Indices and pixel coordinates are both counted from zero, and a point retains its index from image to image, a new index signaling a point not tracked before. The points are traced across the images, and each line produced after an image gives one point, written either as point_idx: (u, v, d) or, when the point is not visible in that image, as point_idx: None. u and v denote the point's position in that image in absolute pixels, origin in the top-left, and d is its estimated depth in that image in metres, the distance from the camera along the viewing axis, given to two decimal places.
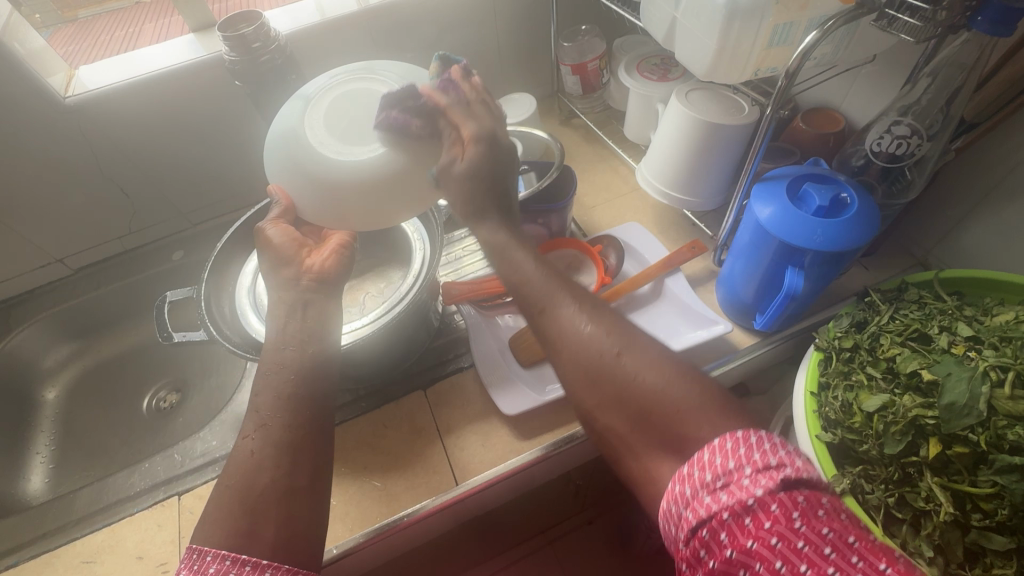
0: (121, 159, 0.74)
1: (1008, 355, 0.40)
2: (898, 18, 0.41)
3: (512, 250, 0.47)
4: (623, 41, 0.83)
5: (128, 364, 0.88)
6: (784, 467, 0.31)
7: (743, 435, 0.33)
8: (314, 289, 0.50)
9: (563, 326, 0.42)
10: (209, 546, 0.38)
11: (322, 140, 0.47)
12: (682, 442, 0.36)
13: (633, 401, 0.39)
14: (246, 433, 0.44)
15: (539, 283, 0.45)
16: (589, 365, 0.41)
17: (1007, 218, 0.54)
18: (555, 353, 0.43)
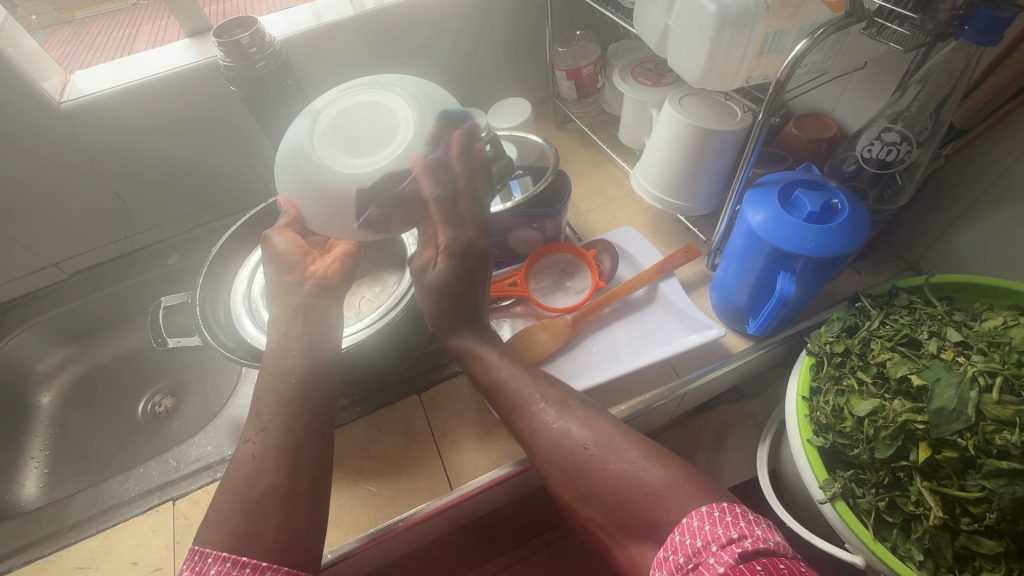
0: (117, 164, 0.74)
1: (996, 360, 0.41)
2: (887, 26, 0.43)
3: (482, 352, 0.51)
4: (618, 46, 0.83)
5: (123, 368, 0.88)
6: (744, 538, 0.34)
7: (708, 510, 0.37)
8: (316, 295, 0.51)
9: (535, 425, 0.46)
10: (210, 547, 0.38)
11: (331, 149, 0.46)
12: (655, 527, 0.39)
13: (606, 496, 0.41)
14: (247, 437, 0.43)
15: (509, 383, 0.48)
16: (562, 462, 0.43)
17: (997, 224, 0.55)
18: (532, 449, 0.46)
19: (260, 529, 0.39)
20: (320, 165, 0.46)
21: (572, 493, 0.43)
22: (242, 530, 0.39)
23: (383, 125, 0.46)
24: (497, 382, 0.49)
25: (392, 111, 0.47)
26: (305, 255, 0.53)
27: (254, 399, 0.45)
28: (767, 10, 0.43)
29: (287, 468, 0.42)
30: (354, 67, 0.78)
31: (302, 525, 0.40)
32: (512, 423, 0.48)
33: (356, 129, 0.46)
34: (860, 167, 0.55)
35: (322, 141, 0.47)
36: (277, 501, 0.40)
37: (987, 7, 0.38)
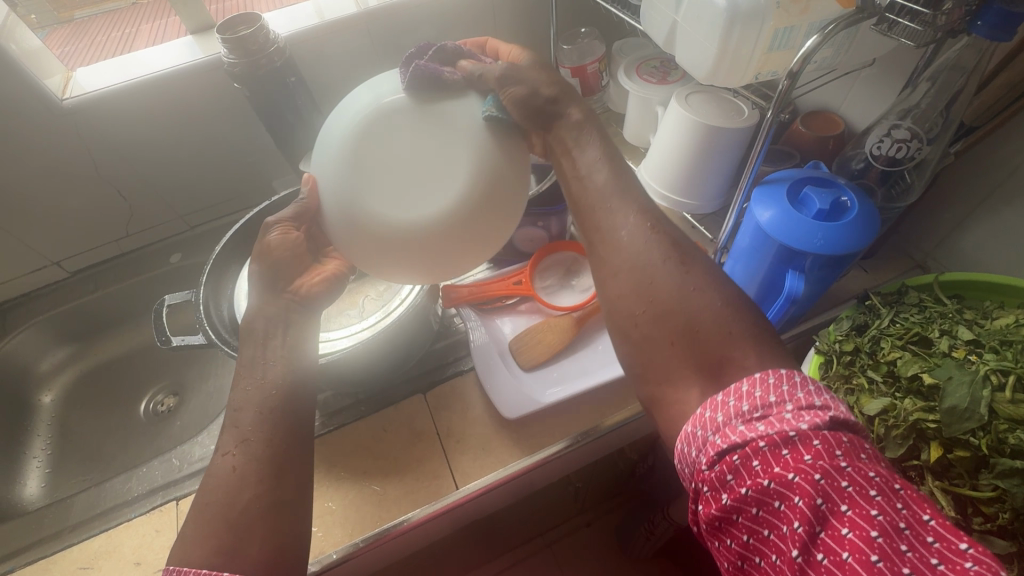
0: (120, 162, 0.74)
1: (1008, 359, 0.40)
2: (898, 22, 0.41)
3: (579, 156, 0.47)
4: (623, 44, 0.83)
5: (125, 367, 0.88)
6: (829, 409, 0.31)
7: (787, 372, 0.33)
8: (298, 308, 0.48)
9: (618, 239, 0.42)
10: (187, 567, 0.35)
11: (393, 196, 0.44)
12: (721, 367, 0.36)
13: (677, 316, 0.38)
14: (225, 451, 0.40)
15: (602, 190, 0.44)
16: (646, 269, 0.40)
17: (1006, 221, 0.55)
18: (604, 256, 0.43)
19: (243, 549, 0.36)
20: (395, 221, 0.44)
21: (636, 309, 0.40)
22: (228, 546, 0.36)
23: (412, 137, 0.45)
24: (591, 181, 0.45)
25: (407, 118, 0.45)
26: (303, 262, 0.50)
27: (233, 408, 0.42)
28: (777, 5, 0.42)
29: (270, 479, 0.39)
30: (357, 64, 0.78)
31: (289, 545, 0.38)
32: (592, 220, 0.44)
33: (394, 159, 0.44)
34: (868, 164, 0.55)
35: (380, 194, 0.44)
36: (260, 515, 0.38)
37: (1001, 3, 0.38)
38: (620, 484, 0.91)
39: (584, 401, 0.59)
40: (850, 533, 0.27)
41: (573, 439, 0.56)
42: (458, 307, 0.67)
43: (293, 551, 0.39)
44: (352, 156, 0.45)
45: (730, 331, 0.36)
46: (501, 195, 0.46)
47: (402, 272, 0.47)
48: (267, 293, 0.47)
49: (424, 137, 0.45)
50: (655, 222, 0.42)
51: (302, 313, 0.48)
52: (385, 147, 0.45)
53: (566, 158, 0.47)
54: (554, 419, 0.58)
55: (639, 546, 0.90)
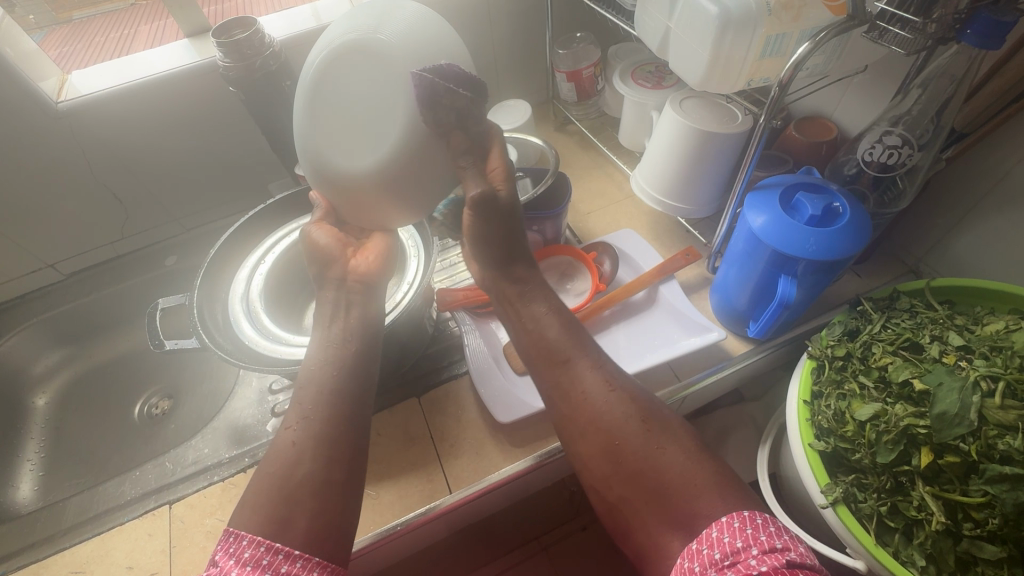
0: (116, 164, 0.74)
1: (998, 365, 0.41)
2: (888, 30, 0.42)
3: (533, 302, 0.47)
4: (618, 48, 0.83)
5: (120, 369, 0.88)
6: (788, 550, 0.32)
7: (749, 514, 0.34)
8: (357, 289, 0.51)
9: (580, 386, 0.42)
10: (243, 531, 0.38)
11: (327, 139, 0.44)
12: (694, 521, 0.36)
13: (651, 478, 0.38)
14: (288, 423, 0.43)
15: (559, 339, 0.45)
16: (611, 432, 0.40)
17: (998, 227, 0.55)
18: (572, 410, 0.42)
19: (293, 518, 0.38)
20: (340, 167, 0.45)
21: (607, 470, 0.40)
22: (275, 518, 0.38)
23: (371, 91, 0.42)
24: (545, 336, 0.45)
25: (372, 70, 0.42)
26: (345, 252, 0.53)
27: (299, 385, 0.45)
28: (769, 12, 0.43)
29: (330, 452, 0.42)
30: None
31: (335, 521, 0.39)
32: (551, 374, 0.44)
33: (342, 105, 0.43)
34: (861, 170, 0.55)
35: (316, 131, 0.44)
36: (313, 492, 0.39)
37: (989, 12, 0.38)
38: None
39: None
40: None
41: (566, 443, 0.56)
42: (452, 311, 0.67)
43: (338, 529, 0.39)
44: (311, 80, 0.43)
45: (700, 484, 0.37)
46: (422, 178, 0.46)
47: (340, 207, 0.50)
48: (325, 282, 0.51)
49: (377, 101, 0.42)
50: (612, 377, 0.43)
51: (359, 296, 0.51)
52: (339, 90, 0.43)
53: (513, 308, 0.48)
54: (547, 423, 0.58)
55: None
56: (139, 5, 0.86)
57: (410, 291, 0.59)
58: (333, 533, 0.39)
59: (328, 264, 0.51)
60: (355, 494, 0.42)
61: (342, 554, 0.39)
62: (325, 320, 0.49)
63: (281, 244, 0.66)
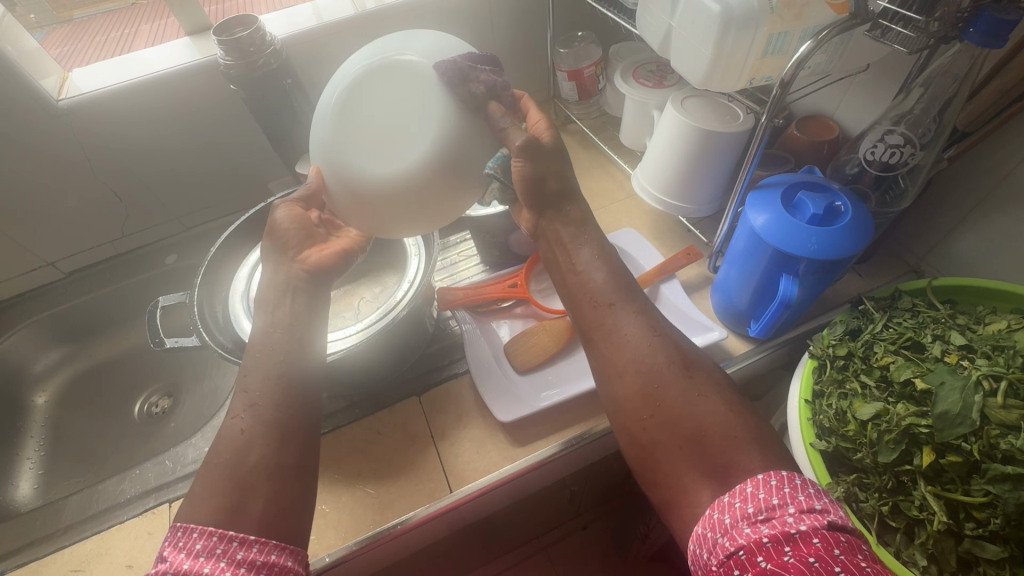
0: (116, 162, 0.74)
1: (999, 364, 0.40)
2: (890, 29, 0.43)
3: (579, 248, 0.47)
4: (619, 48, 0.83)
5: (120, 368, 0.88)
6: (828, 512, 0.32)
7: (787, 475, 0.34)
8: (306, 280, 0.49)
9: (619, 331, 0.43)
10: (194, 523, 0.38)
11: (362, 150, 0.46)
12: (729, 471, 0.36)
13: (689, 425, 0.39)
14: (235, 413, 0.43)
15: (603, 282, 0.45)
16: (651, 377, 0.41)
17: (1000, 226, 0.55)
18: (613, 350, 0.43)
19: (246, 504, 0.39)
20: (365, 179, 0.46)
21: (643, 415, 0.40)
22: (228, 507, 0.38)
23: (397, 106, 0.45)
24: (590, 281, 0.45)
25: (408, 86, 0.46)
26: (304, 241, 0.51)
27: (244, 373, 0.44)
28: (771, 11, 0.43)
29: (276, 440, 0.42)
30: None
31: (289, 511, 0.40)
32: (592, 316, 0.44)
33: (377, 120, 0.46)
34: (863, 169, 0.55)
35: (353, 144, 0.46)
36: (269, 477, 0.40)
37: (992, 10, 0.38)
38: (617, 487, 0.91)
39: (579, 405, 0.59)
40: None
41: (566, 442, 0.56)
42: (453, 309, 0.66)
43: (292, 516, 0.40)
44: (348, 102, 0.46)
45: (737, 435, 0.38)
46: (459, 176, 0.47)
47: (368, 227, 0.50)
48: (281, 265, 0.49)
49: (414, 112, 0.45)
50: (655, 322, 0.43)
51: (309, 284, 0.49)
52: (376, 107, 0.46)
53: (560, 253, 0.48)
54: (548, 422, 0.58)
55: (635, 549, 0.89)
56: (140, 4, 0.86)
57: (410, 290, 0.58)
58: (287, 518, 0.40)
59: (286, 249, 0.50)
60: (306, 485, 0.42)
61: (297, 539, 0.40)
62: (269, 307, 0.47)
63: None
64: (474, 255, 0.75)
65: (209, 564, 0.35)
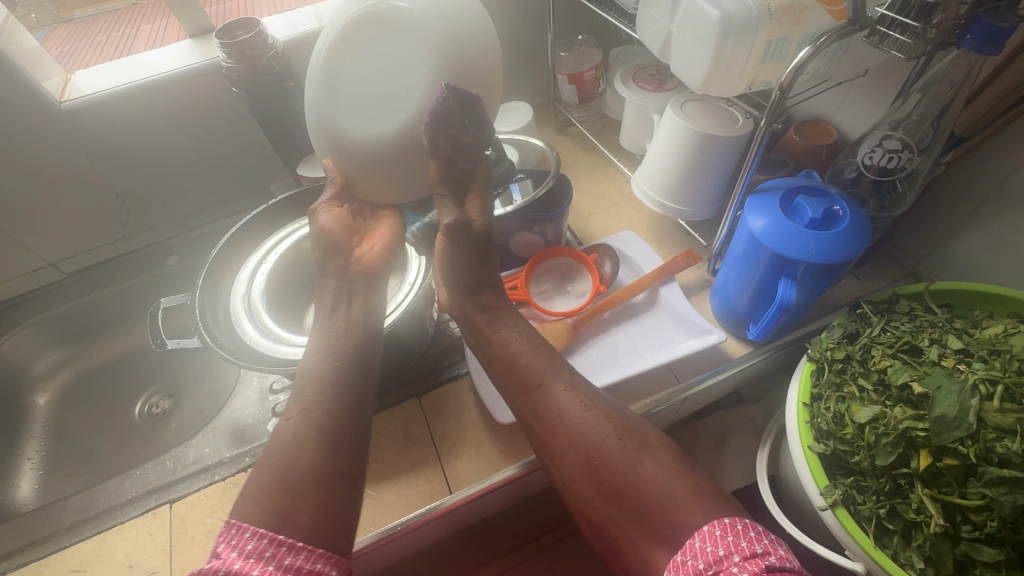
0: (119, 164, 0.74)
1: (996, 368, 0.41)
2: (889, 35, 0.42)
3: (501, 330, 0.49)
4: (619, 51, 0.83)
5: (120, 368, 0.88)
6: (769, 555, 0.33)
7: (730, 521, 0.35)
8: (360, 280, 0.53)
9: (558, 407, 0.43)
10: (247, 522, 0.38)
11: (356, 114, 0.47)
12: (676, 534, 0.36)
13: (634, 493, 0.39)
14: (290, 415, 0.43)
15: (531, 361, 0.46)
16: (590, 451, 0.41)
17: (998, 231, 0.55)
18: (551, 431, 0.43)
19: (293, 516, 0.38)
20: (351, 131, 0.48)
21: (589, 491, 0.41)
22: (273, 512, 0.38)
23: (389, 66, 0.46)
24: (518, 358, 0.47)
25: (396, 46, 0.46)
26: (352, 242, 0.54)
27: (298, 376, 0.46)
28: (771, 16, 0.43)
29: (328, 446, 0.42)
30: None
31: (336, 517, 0.40)
32: (527, 399, 0.45)
33: (367, 84, 0.47)
34: (861, 173, 0.55)
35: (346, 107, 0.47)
36: (317, 482, 0.40)
37: (988, 17, 0.38)
38: None
39: None
40: None
41: None
42: None
43: (342, 523, 0.40)
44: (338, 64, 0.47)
45: (678, 496, 0.38)
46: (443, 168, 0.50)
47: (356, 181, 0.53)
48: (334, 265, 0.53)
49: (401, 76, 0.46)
50: (587, 399, 0.43)
51: (362, 285, 0.53)
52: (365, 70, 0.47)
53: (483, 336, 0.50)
54: None
55: None
56: (142, 6, 0.86)
57: (412, 293, 0.59)
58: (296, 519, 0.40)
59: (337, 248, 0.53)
60: (355, 491, 0.42)
61: (345, 544, 0.40)
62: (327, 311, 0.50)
63: (282, 245, 0.66)
64: None
65: (259, 567, 0.35)
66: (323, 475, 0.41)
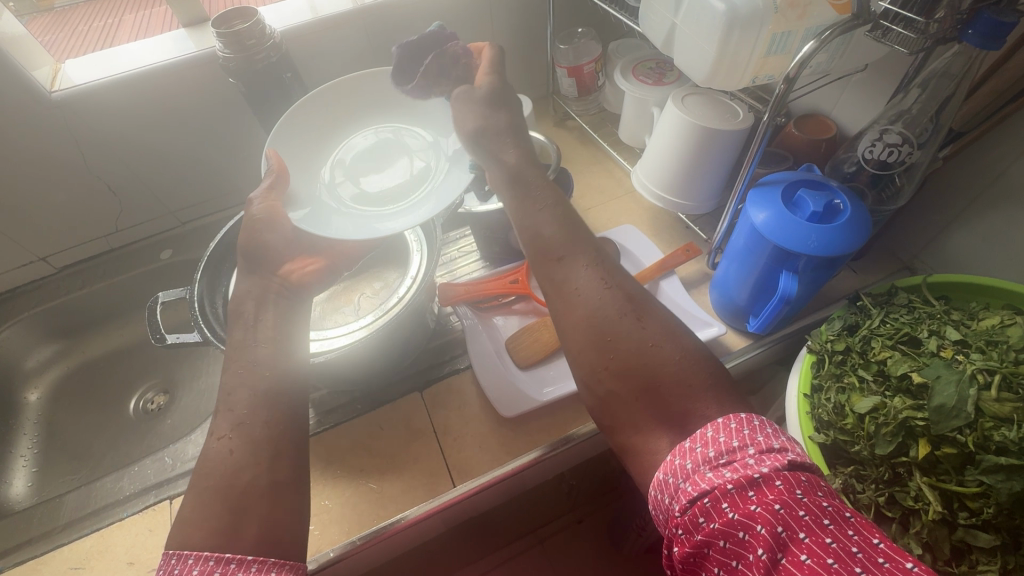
0: (113, 156, 0.73)
1: (994, 359, 0.42)
2: (891, 30, 0.43)
3: (532, 193, 0.48)
4: (618, 44, 0.83)
5: (115, 363, 0.87)
6: (787, 452, 0.34)
7: (747, 418, 0.36)
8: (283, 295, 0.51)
9: (577, 286, 0.43)
10: (188, 550, 0.37)
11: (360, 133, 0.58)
12: (686, 419, 0.38)
13: (644, 372, 0.40)
14: (222, 434, 0.43)
15: (557, 236, 0.46)
16: (602, 327, 0.42)
17: (992, 226, 0.56)
18: (564, 306, 0.43)
19: (238, 524, 0.39)
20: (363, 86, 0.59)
21: (597, 365, 0.41)
22: (223, 529, 0.38)
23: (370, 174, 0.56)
24: (541, 232, 0.46)
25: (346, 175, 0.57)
26: (286, 253, 0.53)
27: (226, 392, 0.45)
28: (775, 11, 0.43)
29: (280, 458, 0.43)
30: (354, 61, 0.77)
31: (292, 526, 0.41)
32: (545, 270, 0.45)
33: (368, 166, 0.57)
34: (860, 167, 0.56)
35: (398, 112, 0.59)
36: (263, 495, 0.41)
37: (991, 12, 0.39)
38: (613, 481, 0.93)
39: (581, 400, 0.60)
40: (809, 559, 0.29)
41: (567, 437, 0.57)
42: (454, 305, 0.67)
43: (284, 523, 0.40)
44: (364, 109, 0.59)
45: (691, 385, 0.39)
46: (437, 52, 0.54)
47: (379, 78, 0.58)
48: (253, 275, 0.51)
49: (331, 218, 0.53)
50: (609, 270, 0.44)
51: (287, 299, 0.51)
52: (370, 142, 0.58)
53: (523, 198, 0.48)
54: (550, 416, 0.59)
55: (631, 541, 0.91)
56: None
57: (416, 285, 0.58)
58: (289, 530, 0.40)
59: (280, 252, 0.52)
60: (301, 498, 0.43)
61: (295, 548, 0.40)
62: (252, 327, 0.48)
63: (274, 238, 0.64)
64: (472, 252, 0.76)
65: None
66: (268, 488, 0.41)
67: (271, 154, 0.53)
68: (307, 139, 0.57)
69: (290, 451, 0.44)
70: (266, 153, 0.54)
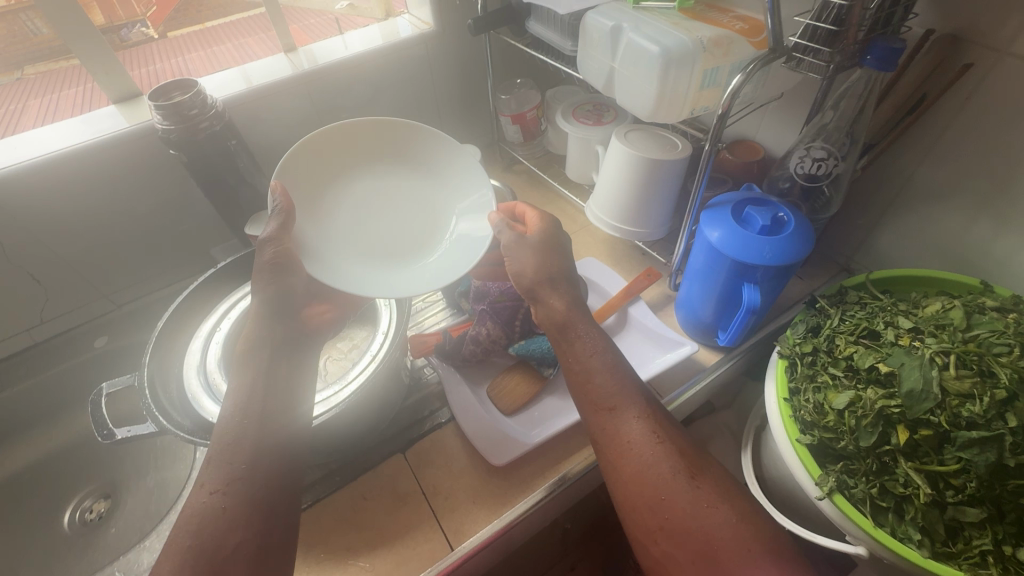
0: (39, 244, 0.67)
1: (946, 340, 0.45)
2: (804, 59, 0.48)
3: (574, 346, 0.50)
4: (556, 92, 0.88)
5: (43, 474, 0.76)
6: None
7: None
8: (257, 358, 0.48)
9: (625, 435, 0.45)
10: None
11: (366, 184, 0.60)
12: None
13: (700, 536, 0.40)
14: (214, 488, 0.40)
15: (605, 385, 0.47)
16: (655, 485, 0.42)
17: (909, 225, 0.63)
18: (616, 461, 0.44)
19: None
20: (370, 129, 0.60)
21: (651, 525, 0.42)
22: None
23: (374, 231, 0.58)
24: (592, 380, 0.48)
25: (350, 216, 0.58)
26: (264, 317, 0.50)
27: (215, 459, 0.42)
28: (704, 49, 0.48)
29: (269, 539, 0.40)
30: (300, 125, 0.77)
31: None
32: (596, 419, 0.47)
33: (373, 222, 0.58)
34: (793, 182, 0.61)
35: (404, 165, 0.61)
36: None
37: (883, 42, 0.44)
38: (604, 519, 0.90)
39: (570, 438, 0.59)
40: None
41: (562, 478, 0.55)
42: (427, 357, 0.65)
43: None
44: (382, 153, 0.61)
45: (751, 550, 0.39)
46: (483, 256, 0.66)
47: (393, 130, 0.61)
48: (268, 330, 0.50)
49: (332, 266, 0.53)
50: (659, 427, 0.45)
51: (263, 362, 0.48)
52: (380, 192, 0.60)
53: (570, 348, 0.50)
54: (543, 459, 0.57)
55: None
56: (26, 78, 0.78)
57: (370, 365, 0.55)
58: None
59: (248, 329, 0.50)
60: None
61: None
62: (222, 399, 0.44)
63: (237, 308, 0.62)
64: (436, 303, 0.74)
65: None
66: (257, 563, 0.38)
67: (277, 191, 0.51)
68: (316, 176, 0.57)
69: (271, 532, 0.40)
70: (272, 181, 0.52)
